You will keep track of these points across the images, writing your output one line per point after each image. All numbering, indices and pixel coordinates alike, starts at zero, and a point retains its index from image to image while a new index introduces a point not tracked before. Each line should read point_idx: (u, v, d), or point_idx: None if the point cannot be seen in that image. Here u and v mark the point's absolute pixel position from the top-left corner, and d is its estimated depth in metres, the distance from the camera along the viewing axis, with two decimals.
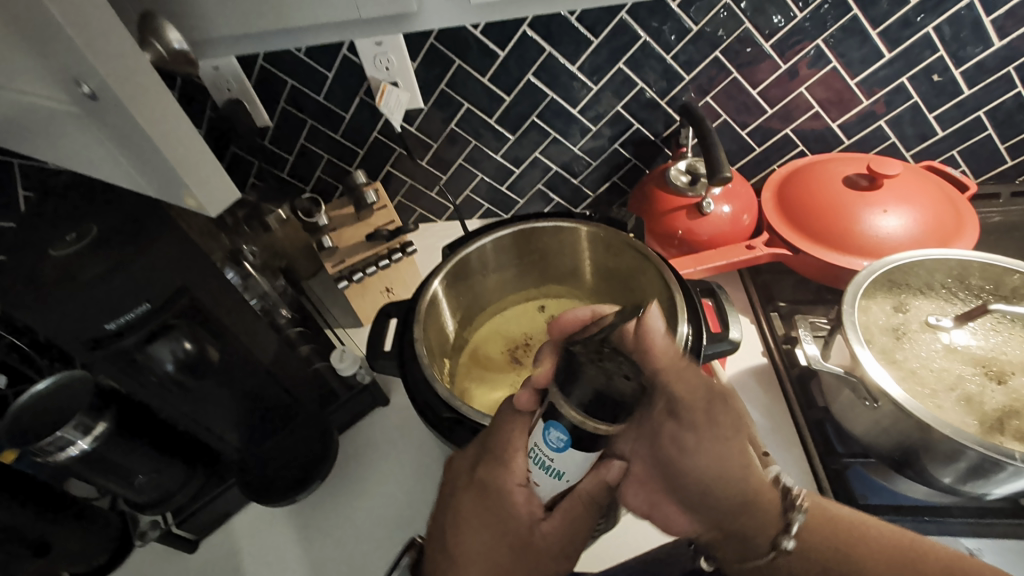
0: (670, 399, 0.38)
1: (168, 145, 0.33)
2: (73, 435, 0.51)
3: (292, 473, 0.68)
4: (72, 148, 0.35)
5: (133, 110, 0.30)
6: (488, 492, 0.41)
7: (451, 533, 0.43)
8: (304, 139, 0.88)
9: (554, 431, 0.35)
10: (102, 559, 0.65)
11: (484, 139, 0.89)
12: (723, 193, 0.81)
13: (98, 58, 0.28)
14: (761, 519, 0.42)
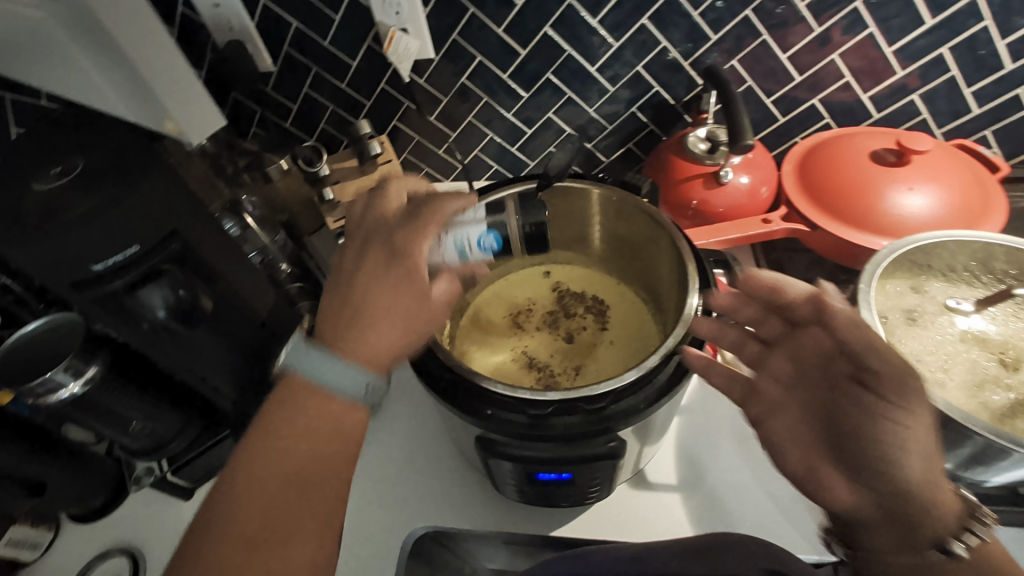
0: (858, 365, 0.43)
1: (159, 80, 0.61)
2: (63, 377, 0.50)
3: None
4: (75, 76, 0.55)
5: (131, 59, 0.58)
6: (398, 257, 0.46)
7: (356, 296, 0.46)
8: (308, 87, 0.84)
9: (488, 238, 0.50)
10: (100, 501, 0.65)
11: (495, 95, 0.85)
12: (742, 163, 0.78)
13: (126, 32, 0.57)
14: (937, 507, 0.40)
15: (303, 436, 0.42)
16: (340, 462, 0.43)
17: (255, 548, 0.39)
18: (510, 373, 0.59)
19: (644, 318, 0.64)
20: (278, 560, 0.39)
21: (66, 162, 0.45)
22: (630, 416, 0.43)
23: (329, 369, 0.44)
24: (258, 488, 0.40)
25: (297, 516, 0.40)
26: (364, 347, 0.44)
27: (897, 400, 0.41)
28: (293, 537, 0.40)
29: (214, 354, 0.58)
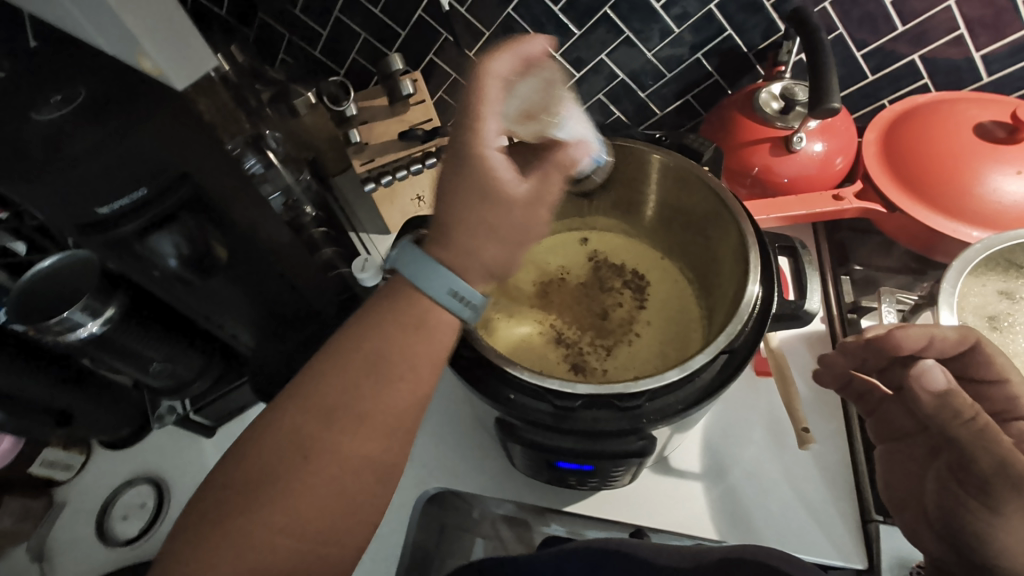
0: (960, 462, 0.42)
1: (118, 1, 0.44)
2: (82, 317, 0.49)
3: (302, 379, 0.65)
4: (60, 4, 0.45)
5: None
6: (459, 158, 0.38)
7: (439, 204, 0.39)
8: (339, 11, 0.77)
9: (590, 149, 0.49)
10: (125, 431, 0.67)
11: (544, 31, 0.76)
12: (818, 126, 0.68)
13: None
14: None
15: (394, 319, 0.39)
16: (431, 360, 0.39)
17: (332, 419, 0.37)
18: (536, 347, 0.54)
19: (688, 301, 0.58)
20: (349, 443, 0.37)
21: (66, 90, 0.42)
22: (663, 417, 0.39)
23: (426, 274, 0.39)
24: (346, 364, 0.38)
25: (374, 402, 0.38)
26: (458, 254, 0.39)
27: (983, 499, 0.40)
28: (371, 421, 0.38)
29: (229, 300, 0.57)
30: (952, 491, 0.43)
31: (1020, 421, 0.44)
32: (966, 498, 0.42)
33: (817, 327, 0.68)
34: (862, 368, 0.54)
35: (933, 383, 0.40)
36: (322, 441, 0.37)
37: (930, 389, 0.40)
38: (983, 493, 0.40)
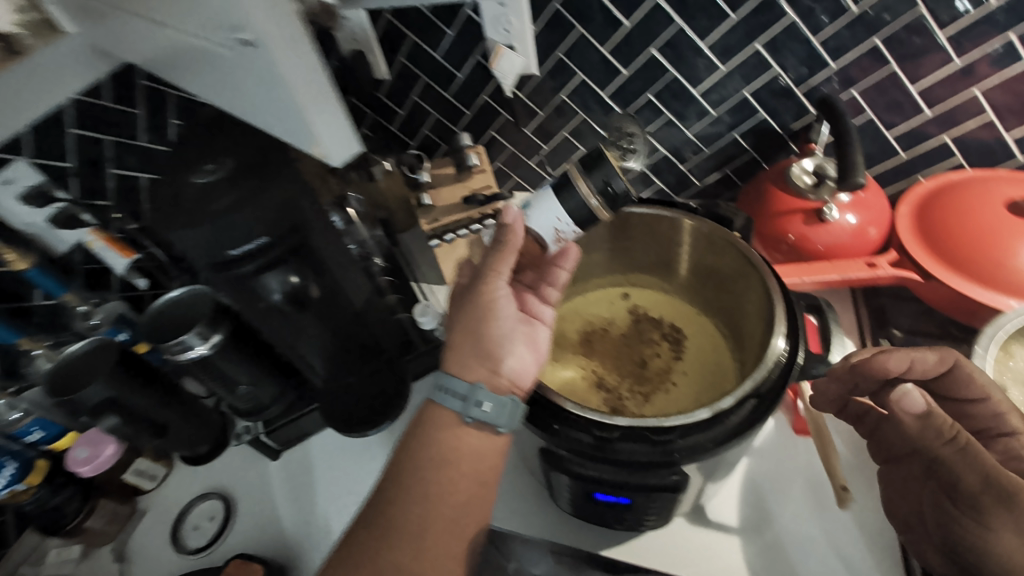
0: (951, 482, 0.42)
1: (300, 92, 0.41)
2: (194, 341, 0.57)
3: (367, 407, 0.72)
4: (233, 83, 0.41)
5: (277, 63, 0.38)
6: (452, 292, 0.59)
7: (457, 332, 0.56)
8: (417, 95, 0.91)
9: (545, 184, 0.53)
10: (204, 448, 0.75)
11: (593, 112, 0.86)
12: (851, 200, 0.73)
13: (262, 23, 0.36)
14: None
15: (421, 434, 0.47)
16: (447, 464, 0.46)
17: (375, 529, 0.45)
18: (578, 390, 0.59)
19: (723, 355, 0.62)
20: (390, 550, 0.44)
21: (216, 161, 0.54)
22: (695, 454, 0.42)
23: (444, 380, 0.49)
24: (389, 480, 0.47)
25: (409, 512, 0.45)
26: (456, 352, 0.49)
27: (973, 515, 0.41)
28: (407, 527, 0.44)
29: (312, 337, 0.65)
30: (944, 506, 0.43)
31: (1011, 436, 0.47)
32: (956, 513, 0.42)
33: None
34: (856, 392, 0.55)
35: (911, 405, 0.44)
36: (369, 550, 0.44)
37: (912, 411, 0.44)
38: (975, 509, 0.41)
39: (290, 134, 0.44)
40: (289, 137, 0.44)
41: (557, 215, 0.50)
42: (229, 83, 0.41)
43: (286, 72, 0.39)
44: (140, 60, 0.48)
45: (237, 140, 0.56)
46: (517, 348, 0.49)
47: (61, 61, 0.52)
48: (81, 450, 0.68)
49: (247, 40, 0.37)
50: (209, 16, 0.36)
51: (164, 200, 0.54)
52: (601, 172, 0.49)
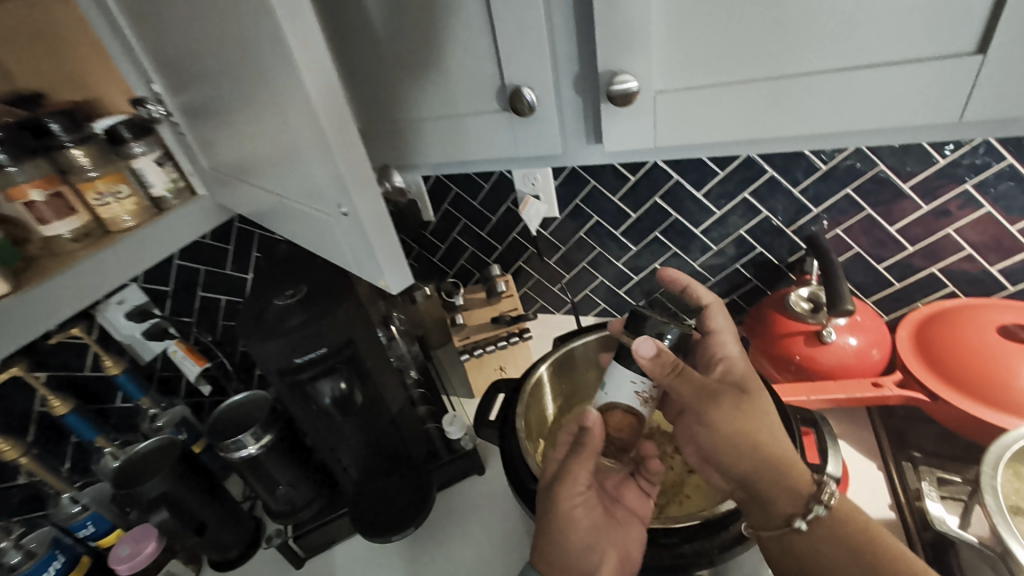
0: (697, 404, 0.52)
1: (380, 242, 0.48)
2: (248, 440, 0.67)
3: (400, 506, 0.72)
4: (332, 235, 0.50)
5: (364, 223, 0.46)
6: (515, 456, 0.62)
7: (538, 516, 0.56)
8: (455, 233, 1.07)
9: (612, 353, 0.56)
10: (235, 552, 0.78)
11: (608, 247, 0.99)
12: (848, 323, 0.78)
13: (357, 196, 0.44)
14: (785, 489, 0.49)
15: None
16: None
17: None
18: None
19: None
20: None
21: (294, 286, 0.68)
22: (702, 558, 0.49)
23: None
24: None
25: None
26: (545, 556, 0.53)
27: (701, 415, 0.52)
28: None
29: (351, 439, 0.72)
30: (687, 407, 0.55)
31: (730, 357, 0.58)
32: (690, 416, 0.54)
33: (887, 514, 0.68)
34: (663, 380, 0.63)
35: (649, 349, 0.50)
36: None
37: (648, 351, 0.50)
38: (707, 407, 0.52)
39: (369, 271, 0.50)
40: (365, 272, 0.50)
41: (630, 377, 0.53)
42: (328, 235, 0.51)
43: (370, 232, 0.46)
44: (263, 212, 0.60)
45: (309, 268, 0.70)
46: (607, 553, 0.54)
47: (190, 217, 0.68)
48: (123, 547, 0.72)
49: (343, 211, 0.46)
50: (324, 194, 0.46)
51: (246, 318, 0.65)
52: (654, 324, 0.52)
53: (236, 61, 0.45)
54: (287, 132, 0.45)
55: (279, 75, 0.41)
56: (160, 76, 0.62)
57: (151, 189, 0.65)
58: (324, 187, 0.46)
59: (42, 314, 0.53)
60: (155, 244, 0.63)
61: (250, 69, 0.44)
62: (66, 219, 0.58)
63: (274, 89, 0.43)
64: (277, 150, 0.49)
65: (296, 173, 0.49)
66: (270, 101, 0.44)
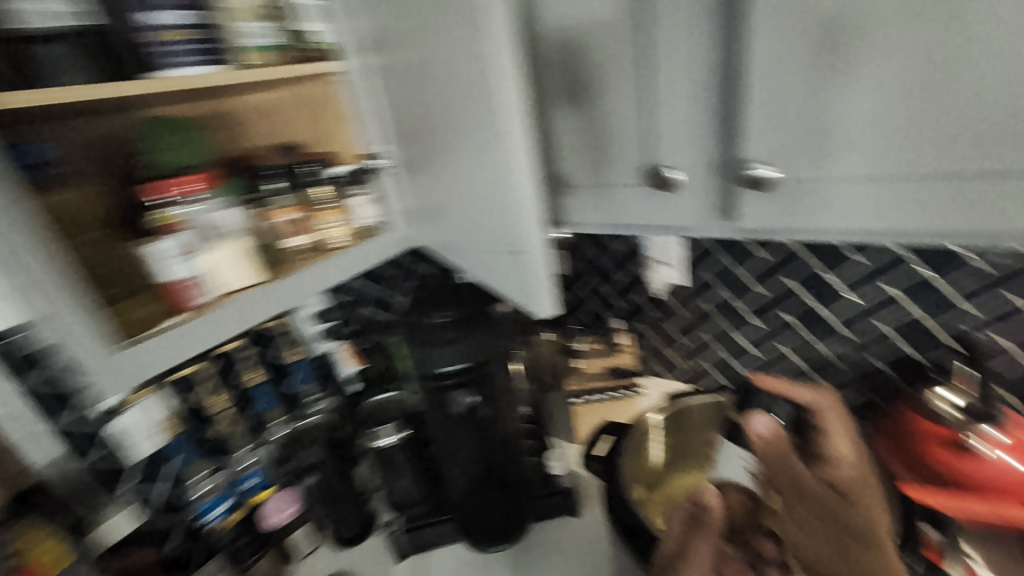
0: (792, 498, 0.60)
1: (540, 275, 0.60)
2: (387, 431, 0.81)
3: (494, 521, 0.84)
4: (497, 267, 0.63)
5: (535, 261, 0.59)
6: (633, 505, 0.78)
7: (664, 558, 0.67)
8: (582, 287, 1.17)
9: None
10: (351, 531, 0.93)
11: (732, 320, 1.00)
12: (1016, 439, 0.65)
13: (534, 240, 0.58)
14: None
15: None
16: None
17: None
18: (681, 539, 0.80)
19: None
20: None
21: (448, 310, 0.77)
22: None
23: None
24: None
25: None
26: None
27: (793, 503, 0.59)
28: None
29: (466, 452, 0.82)
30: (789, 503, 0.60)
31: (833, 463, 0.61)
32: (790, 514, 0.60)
33: None
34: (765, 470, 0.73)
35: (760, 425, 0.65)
36: None
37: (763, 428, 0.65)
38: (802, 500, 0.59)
39: (524, 298, 0.63)
40: (522, 298, 0.62)
41: None
42: (493, 267, 0.63)
43: (537, 269, 0.59)
44: (433, 242, 0.74)
45: (461, 296, 0.80)
46: None
47: (377, 245, 0.79)
48: (274, 504, 0.94)
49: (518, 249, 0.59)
50: (502, 238, 0.59)
51: (407, 330, 0.78)
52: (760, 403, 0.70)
53: (450, 127, 0.59)
54: (483, 183, 0.58)
55: (493, 144, 0.54)
56: (375, 130, 0.76)
57: (362, 221, 0.81)
58: (504, 234, 0.59)
59: (270, 305, 0.67)
60: (357, 260, 0.77)
61: (456, 137, 0.58)
62: (304, 235, 0.76)
63: (483, 152, 0.56)
64: (461, 193, 0.62)
65: (476, 213, 0.61)
66: (473, 159, 0.57)
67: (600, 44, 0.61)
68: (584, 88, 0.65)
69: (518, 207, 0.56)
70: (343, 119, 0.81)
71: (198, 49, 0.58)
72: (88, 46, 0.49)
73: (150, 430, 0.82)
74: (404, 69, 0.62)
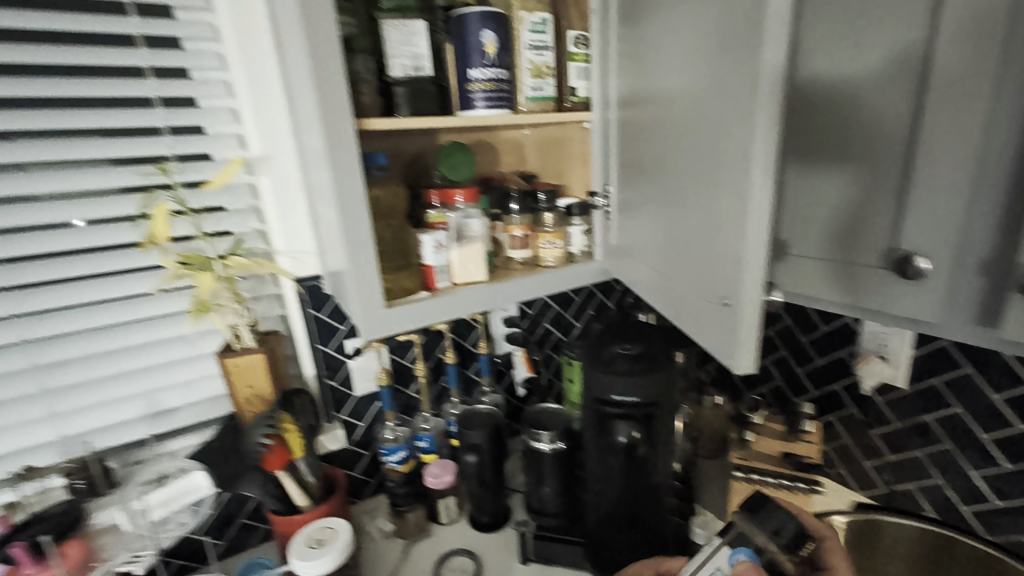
0: None
1: (746, 334, 0.54)
2: (545, 438, 0.88)
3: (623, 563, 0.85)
4: (701, 316, 0.60)
5: (744, 317, 0.54)
6: None
7: None
8: (768, 360, 1.09)
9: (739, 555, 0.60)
10: (489, 518, 1.03)
11: (965, 449, 0.83)
12: None
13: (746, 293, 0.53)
14: None
15: None
16: None
17: None
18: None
19: None
20: None
21: (630, 343, 0.82)
22: None
23: None
24: None
25: None
26: None
27: None
28: None
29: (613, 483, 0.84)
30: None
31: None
32: None
33: None
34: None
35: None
36: None
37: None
38: None
39: (722, 355, 0.57)
40: (719, 352, 0.57)
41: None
42: (697, 314, 0.61)
43: (744, 326, 0.54)
44: (640, 278, 0.76)
45: (643, 335, 0.85)
46: None
47: (584, 271, 0.89)
48: (430, 471, 1.01)
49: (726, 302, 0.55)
50: (715, 285, 0.57)
51: (587, 352, 0.85)
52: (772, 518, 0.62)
53: (677, 172, 0.62)
54: (700, 226, 0.58)
55: (718, 187, 0.54)
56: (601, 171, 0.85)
57: (572, 248, 0.90)
58: (718, 281, 0.56)
59: (484, 301, 0.80)
60: (561, 282, 0.87)
61: (699, 175, 0.57)
62: (523, 251, 0.87)
63: (705, 195, 0.57)
64: (678, 235, 0.64)
65: (688, 255, 0.62)
66: (694, 202, 0.59)
67: (866, 108, 0.60)
68: (835, 149, 0.64)
69: (731, 251, 0.53)
70: (583, 162, 0.93)
71: (493, 98, 0.74)
72: (419, 91, 0.72)
73: (372, 374, 1.05)
74: (646, 118, 0.68)
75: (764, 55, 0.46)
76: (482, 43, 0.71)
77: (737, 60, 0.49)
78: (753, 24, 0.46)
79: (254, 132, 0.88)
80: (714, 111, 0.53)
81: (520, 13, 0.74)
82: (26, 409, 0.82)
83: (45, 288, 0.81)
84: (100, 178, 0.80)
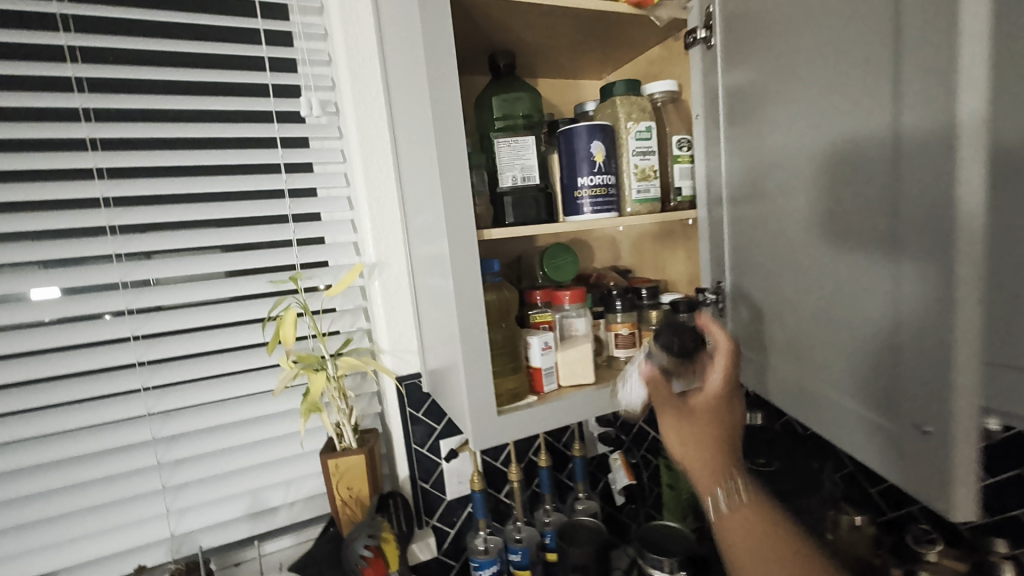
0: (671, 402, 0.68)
1: (958, 474, 0.43)
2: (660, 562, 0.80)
3: None
4: (887, 442, 0.50)
5: (955, 451, 0.43)
6: None
7: None
8: None
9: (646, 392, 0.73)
10: None
11: None
12: None
13: (954, 424, 0.42)
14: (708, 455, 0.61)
15: None
16: None
17: None
18: None
19: None
20: None
21: None
22: None
23: None
24: None
25: None
26: None
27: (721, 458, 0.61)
28: None
29: None
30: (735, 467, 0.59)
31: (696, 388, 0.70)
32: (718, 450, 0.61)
33: None
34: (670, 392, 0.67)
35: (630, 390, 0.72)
36: None
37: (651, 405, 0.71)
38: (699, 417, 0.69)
39: (928, 497, 0.46)
40: (922, 491, 0.46)
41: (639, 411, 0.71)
42: (877, 435, 0.51)
43: (957, 464, 0.43)
44: (778, 386, 0.69)
45: None
46: None
47: None
48: None
49: (924, 430, 0.45)
50: (907, 406, 0.47)
51: None
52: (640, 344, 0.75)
53: (826, 264, 0.57)
54: (881, 314, 0.49)
55: (900, 268, 0.46)
56: (712, 271, 0.82)
57: None
58: (909, 403, 0.47)
59: (595, 407, 0.76)
60: None
61: (863, 271, 0.51)
62: (629, 351, 0.84)
63: (877, 282, 0.50)
64: (837, 331, 0.56)
65: (861, 350, 0.53)
66: (861, 293, 0.52)
67: None
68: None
69: (934, 347, 0.43)
70: (685, 256, 0.90)
71: (601, 202, 0.75)
72: (526, 200, 0.75)
73: (466, 477, 1.01)
74: (773, 212, 0.65)
75: (954, 108, 0.39)
76: (591, 153, 0.74)
77: (914, 126, 0.43)
78: (927, 89, 0.41)
79: (369, 241, 0.95)
80: (872, 192, 0.49)
81: (626, 124, 0.78)
82: (149, 506, 0.86)
83: (182, 388, 0.87)
84: (238, 286, 0.89)
